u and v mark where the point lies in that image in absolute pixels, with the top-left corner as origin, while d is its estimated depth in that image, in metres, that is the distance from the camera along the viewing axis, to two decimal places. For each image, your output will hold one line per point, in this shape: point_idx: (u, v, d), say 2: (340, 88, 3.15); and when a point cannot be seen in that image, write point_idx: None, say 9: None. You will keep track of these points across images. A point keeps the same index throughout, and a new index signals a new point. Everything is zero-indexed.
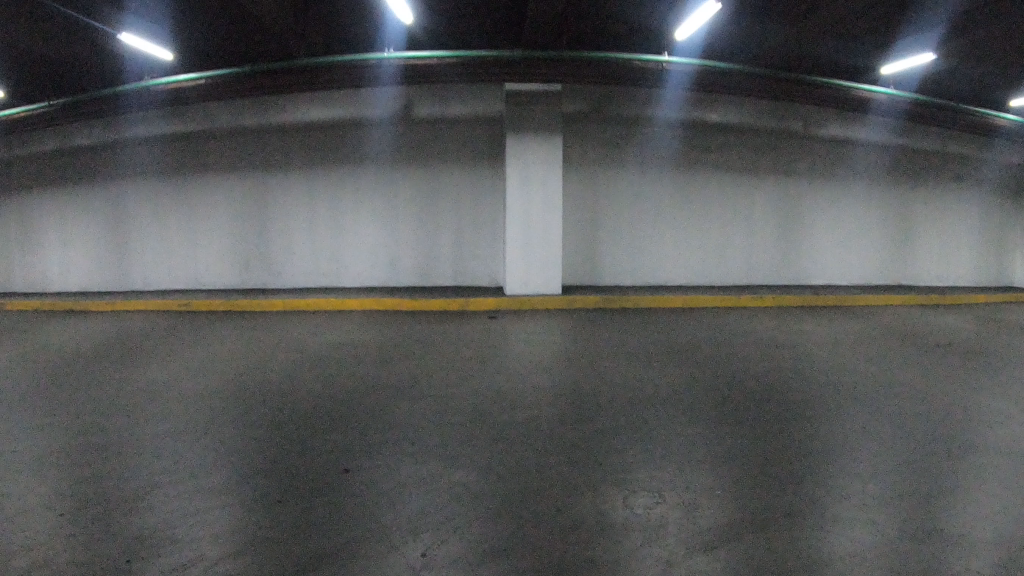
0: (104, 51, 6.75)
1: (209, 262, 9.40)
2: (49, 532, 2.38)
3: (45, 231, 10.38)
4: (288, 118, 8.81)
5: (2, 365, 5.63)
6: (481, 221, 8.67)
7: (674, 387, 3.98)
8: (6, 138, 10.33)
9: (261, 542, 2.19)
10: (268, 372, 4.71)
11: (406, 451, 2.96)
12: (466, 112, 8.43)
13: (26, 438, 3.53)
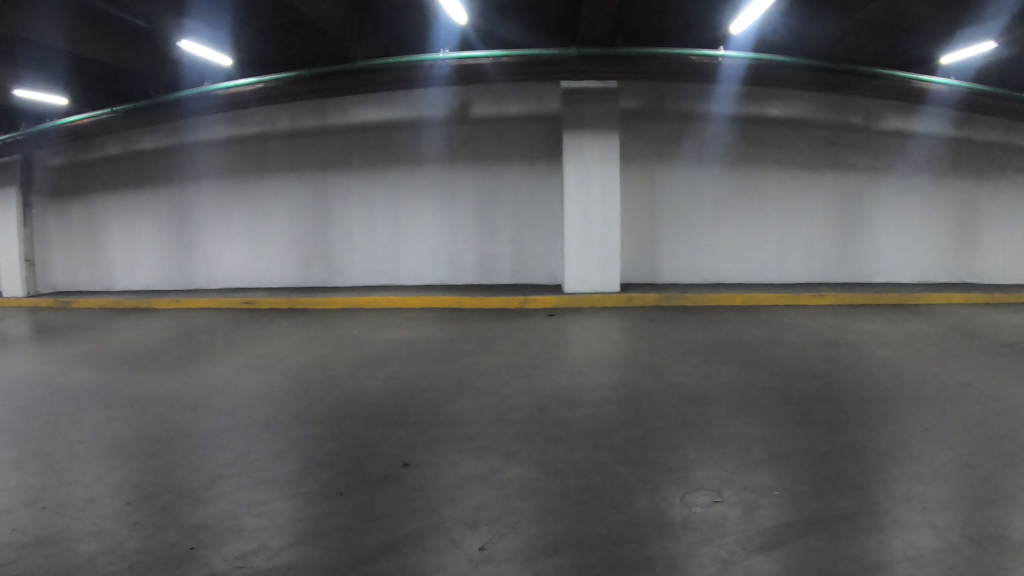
0: (165, 57, 6.97)
1: (272, 261, 9.63)
2: (118, 519, 2.48)
3: (111, 232, 10.78)
4: (345, 119, 8.96)
5: (76, 360, 5.89)
6: (539, 219, 8.64)
7: (737, 386, 3.92)
8: (74, 143, 10.76)
9: (323, 533, 2.24)
10: (330, 369, 4.80)
11: (465, 446, 2.99)
12: (521, 112, 8.43)
13: (100, 429, 3.69)
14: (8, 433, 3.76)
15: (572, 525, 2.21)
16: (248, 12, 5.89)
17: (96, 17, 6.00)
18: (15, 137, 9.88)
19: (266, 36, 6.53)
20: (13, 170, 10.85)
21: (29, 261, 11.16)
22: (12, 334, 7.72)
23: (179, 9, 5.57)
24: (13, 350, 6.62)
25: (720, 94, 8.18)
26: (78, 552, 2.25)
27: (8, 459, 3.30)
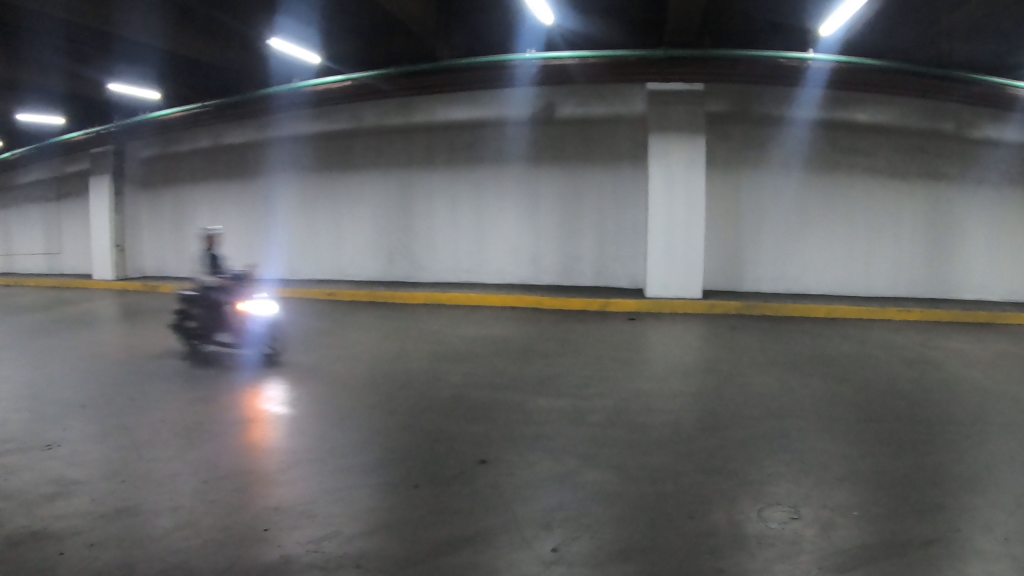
0: (254, 53, 7.21)
1: (356, 254, 9.85)
2: (195, 496, 2.58)
3: (199, 221, 11.23)
4: (428, 118, 9.10)
5: (163, 341, 6.14)
6: (623, 221, 8.49)
7: (830, 402, 3.77)
8: (166, 136, 11.28)
9: (397, 523, 2.27)
10: (410, 363, 4.86)
11: (540, 447, 2.99)
12: (606, 113, 8.36)
13: (185, 409, 3.83)
14: (102, 408, 3.97)
15: (645, 531, 2.18)
16: (333, 9, 6.03)
17: (188, 15, 6.26)
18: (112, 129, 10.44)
19: (350, 35, 6.68)
20: (107, 159, 11.57)
21: (118, 247, 11.85)
22: (106, 315, 8.16)
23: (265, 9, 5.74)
24: (108, 330, 6.99)
25: (806, 98, 7.98)
26: (154, 526, 2.35)
27: (100, 433, 3.47)
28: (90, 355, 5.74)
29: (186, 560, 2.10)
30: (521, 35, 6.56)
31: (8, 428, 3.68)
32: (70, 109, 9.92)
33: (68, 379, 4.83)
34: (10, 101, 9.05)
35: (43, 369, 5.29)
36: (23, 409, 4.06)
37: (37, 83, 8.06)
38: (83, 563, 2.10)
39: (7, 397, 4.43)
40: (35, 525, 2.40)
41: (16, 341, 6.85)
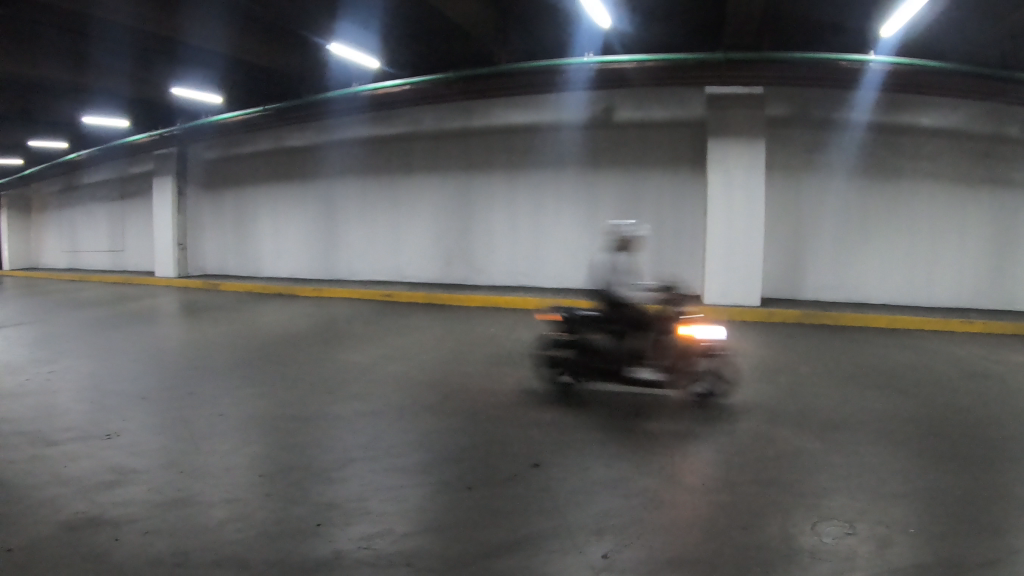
0: (313, 57, 7.36)
1: (414, 257, 10.06)
2: (250, 489, 2.65)
3: (259, 222, 11.62)
4: (485, 122, 9.19)
5: (223, 338, 6.32)
6: (681, 228, 8.30)
7: (900, 418, 3.65)
8: (228, 138, 11.68)
9: (449, 524, 2.29)
10: (469, 366, 4.89)
11: (596, 452, 2.98)
12: (664, 117, 8.18)
13: (243, 404, 3.93)
14: (162, 400, 4.10)
15: (697, 541, 2.16)
16: (389, 13, 6.12)
17: (247, 20, 6.43)
18: (175, 132, 10.77)
19: (406, 40, 6.77)
20: (170, 161, 12.18)
21: (180, 247, 12.50)
22: (167, 311, 8.44)
23: (321, 15, 5.86)
24: (169, 325, 7.23)
25: (861, 102, 7.82)
26: (209, 516, 2.42)
27: (160, 425, 3.59)
28: (152, 349, 5.93)
29: (238, 551, 2.15)
30: (579, 39, 6.55)
31: (75, 417, 3.83)
32: (135, 113, 10.28)
33: (132, 372, 5.00)
34: (80, 104, 9.42)
35: (110, 361, 5.49)
36: (88, 400, 4.23)
37: (105, 87, 8.36)
38: (141, 550, 2.18)
39: (75, 388, 4.61)
40: (93, 511, 2.50)
41: (83, 334, 7.13)
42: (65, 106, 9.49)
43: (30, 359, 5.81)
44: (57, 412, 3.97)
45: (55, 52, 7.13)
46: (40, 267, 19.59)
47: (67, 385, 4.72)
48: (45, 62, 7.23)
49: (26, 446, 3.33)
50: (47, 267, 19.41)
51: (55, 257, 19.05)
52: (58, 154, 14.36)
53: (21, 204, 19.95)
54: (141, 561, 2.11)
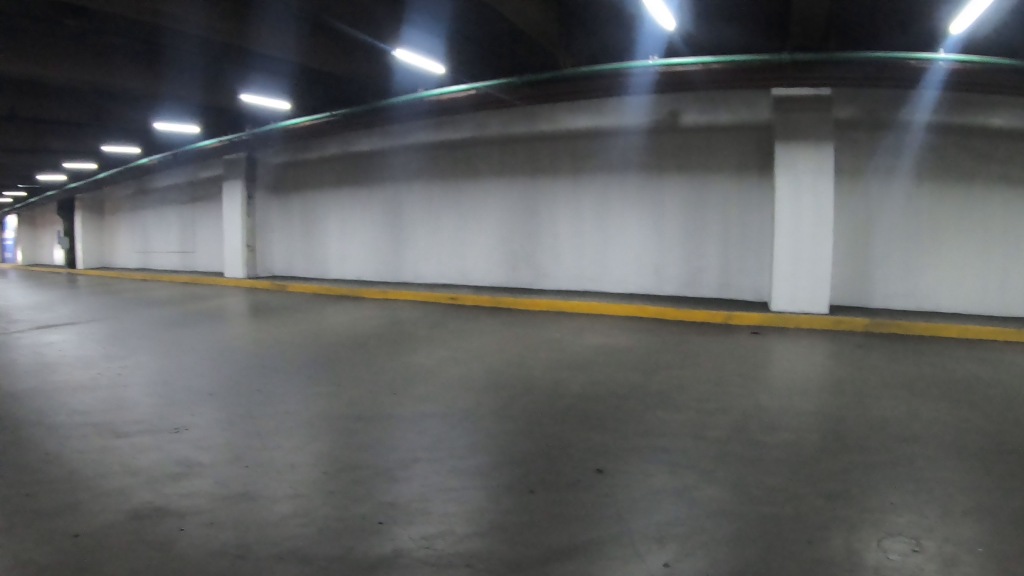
0: (377, 63, 7.49)
1: (478, 260, 10.28)
2: (314, 486, 2.72)
3: (328, 224, 12.15)
4: (548, 126, 9.27)
5: (289, 337, 6.50)
6: (748, 234, 8.09)
7: (981, 434, 3.49)
8: (299, 144, 12.22)
9: (509, 526, 2.31)
10: (534, 369, 4.91)
11: (658, 459, 2.96)
12: (731, 121, 8.00)
13: (310, 402, 4.04)
14: (229, 397, 4.24)
15: (761, 554, 2.13)
16: (451, 18, 6.19)
17: (312, 27, 6.60)
18: (243, 137, 11.06)
19: (468, 44, 6.83)
20: (240, 166, 12.71)
21: (250, 248, 13.07)
22: (235, 311, 8.71)
23: (384, 22, 5.97)
24: (236, 325, 7.46)
25: (923, 103, 7.52)
26: (274, 511, 2.49)
27: (226, 421, 3.71)
28: (219, 347, 6.13)
29: (300, 545, 2.21)
30: (642, 42, 6.51)
31: (146, 411, 3.99)
32: (205, 119, 10.64)
33: (203, 368, 5.18)
34: (154, 111, 9.80)
35: (182, 357, 5.69)
36: (158, 395, 4.39)
37: (178, 94, 8.66)
38: (206, 541, 2.26)
39: (149, 383, 4.79)
40: (160, 502, 2.60)
41: (154, 331, 7.41)
42: (140, 113, 9.89)
43: (104, 355, 6.08)
44: (129, 405, 4.15)
45: (130, 60, 7.45)
46: (114, 268, 20.45)
47: (138, 380, 4.92)
48: (122, 70, 7.55)
49: (99, 437, 3.48)
50: (120, 267, 20.26)
51: (127, 258, 19.85)
52: (132, 159, 14.94)
53: (96, 207, 20.85)
54: (206, 551, 2.18)
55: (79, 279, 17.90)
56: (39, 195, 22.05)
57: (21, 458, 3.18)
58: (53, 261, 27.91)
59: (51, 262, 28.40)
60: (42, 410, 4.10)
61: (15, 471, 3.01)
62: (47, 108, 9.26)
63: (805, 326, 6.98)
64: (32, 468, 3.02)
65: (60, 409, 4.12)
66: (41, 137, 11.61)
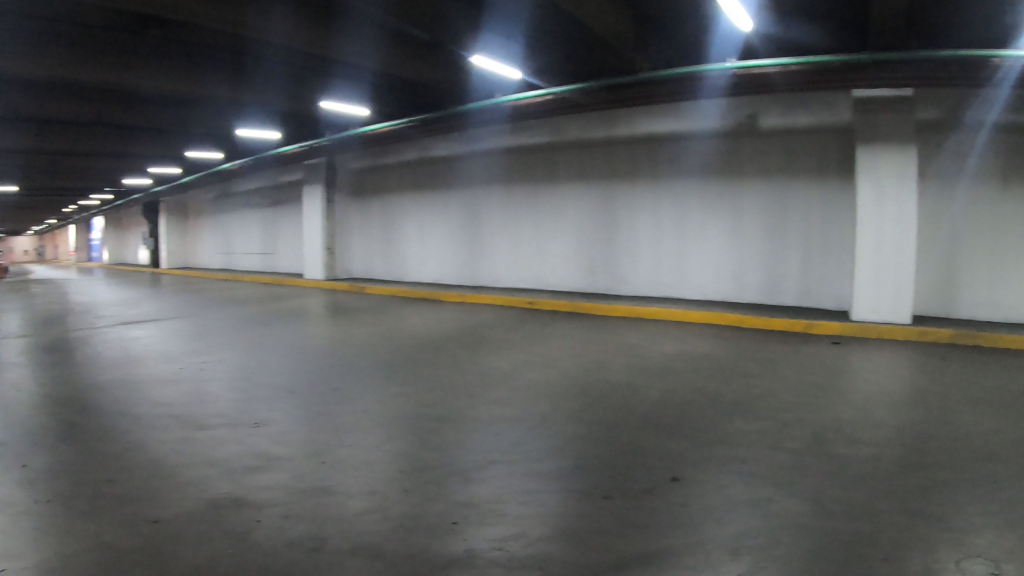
0: (452, 68, 7.62)
1: (556, 265, 10.34)
2: (388, 484, 2.80)
3: (408, 228, 12.51)
4: (624, 130, 9.25)
5: (367, 337, 6.68)
6: (829, 240, 7.85)
7: None
8: (381, 148, 12.62)
9: (580, 532, 2.33)
10: (607, 375, 4.91)
11: (734, 470, 2.93)
12: (811, 123, 7.80)
13: (388, 401, 4.16)
14: (309, 394, 4.40)
15: (835, 570, 2.09)
16: (523, 24, 6.24)
17: (389, 34, 6.76)
18: (324, 143, 11.42)
19: (542, 50, 6.87)
20: (321, 170, 13.18)
21: (330, 250, 13.53)
22: (313, 311, 8.99)
23: (458, 29, 6.08)
24: (311, 325, 7.70)
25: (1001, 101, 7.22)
26: (349, 506, 2.58)
27: (304, 417, 3.85)
28: (296, 346, 6.35)
29: (373, 540, 2.29)
30: (717, 44, 6.42)
31: (226, 405, 4.17)
32: (287, 125, 11.02)
33: (284, 365, 5.39)
34: (236, 117, 10.21)
35: (265, 355, 5.92)
36: (241, 390, 4.58)
37: (262, 102, 9.00)
38: (281, 533, 2.36)
39: (232, 378, 5.00)
40: (238, 493, 2.73)
41: (234, 329, 7.72)
42: (226, 119, 10.31)
43: (188, 350, 6.38)
44: (210, 399, 4.35)
45: (212, 69, 7.78)
46: (196, 268, 21.34)
47: (218, 375, 5.15)
48: (206, 78, 7.90)
49: (182, 429, 3.66)
50: (202, 268, 21.15)
51: (209, 258, 20.70)
52: (214, 164, 15.55)
53: (180, 209, 21.80)
54: (281, 543, 2.28)
55: (166, 277, 18.75)
56: (127, 199, 23.18)
57: (109, 447, 3.38)
58: (138, 262, 29.27)
59: (136, 262, 29.78)
60: (132, 402, 4.34)
61: (106, 458, 3.20)
62: (138, 114, 9.76)
63: (895, 337, 6.74)
64: (126, 456, 3.21)
65: (147, 401, 4.35)
66: (132, 142, 12.23)
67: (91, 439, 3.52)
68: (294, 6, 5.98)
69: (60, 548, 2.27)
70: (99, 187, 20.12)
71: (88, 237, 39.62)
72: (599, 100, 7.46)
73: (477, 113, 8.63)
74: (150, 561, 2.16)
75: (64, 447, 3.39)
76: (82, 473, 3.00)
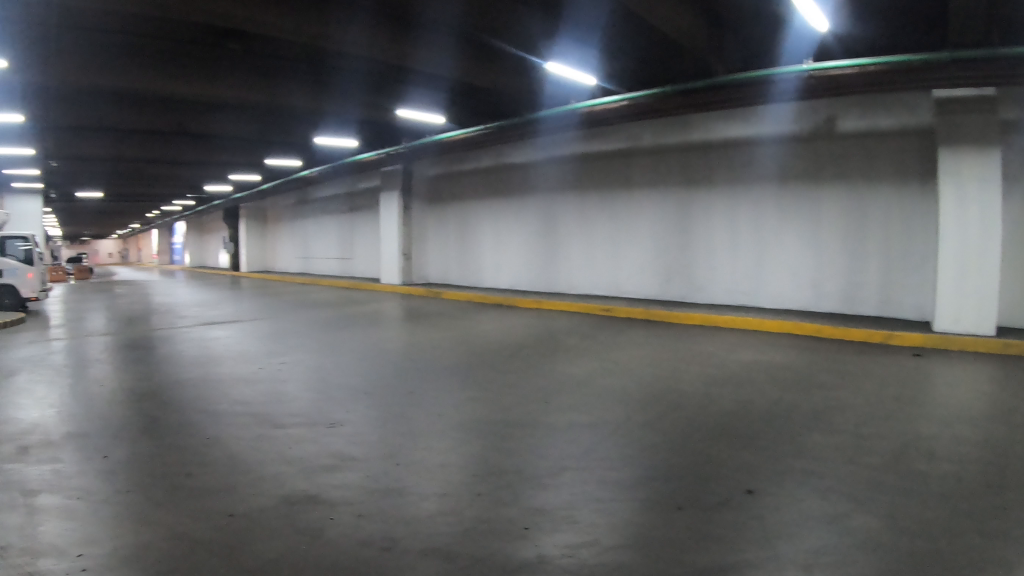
0: (522, 74, 7.69)
1: (631, 272, 10.29)
2: (461, 487, 2.87)
3: (484, 235, 12.70)
4: (700, 135, 9.17)
5: (441, 342, 6.82)
6: (911, 247, 7.57)
7: None
8: (458, 156, 12.85)
9: (651, 542, 2.35)
10: (678, 384, 4.89)
11: (810, 483, 2.89)
12: (891, 126, 7.55)
13: (462, 405, 4.25)
14: (383, 396, 4.53)
15: None
16: (594, 32, 6.26)
17: (458, 42, 6.88)
18: (400, 150, 11.68)
19: (614, 57, 6.86)
20: (399, 177, 13.53)
21: (406, 256, 13.85)
22: (388, 315, 9.21)
23: (527, 36, 6.15)
24: (385, 329, 7.88)
25: None
26: (422, 507, 2.66)
27: (378, 419, 3.97)
28: (371, 349, 6.52)
29: (445, 542, 2.36)
30: (791, 43, 6.30)
31: (303, 405, 4.33)
32: (363, 134, 11.31)
33: (359, 368, 5.56)
34: (311, 125, 10.54)
35: (341, 357, 6.10)
36: (318, 391, 4.74)
37: (338, 111, 9.28)
38: (353, 531, 2.45)
39: (309, 379, 5.18)
40: (313, 490, 2.85)
41: (311, 332, 7.96)
42: (304, 127, 10.65)
43: (267, 351, 6.63)
44: (288, 399, 4.52)
45: (287, 79, 8.07)
46: (274, 272, 22.05)
47: (296, 375, 5.33)
48: (282, 88, 8.20)
49: (262, 426, 3.83)
50: (280, 271, 21.86)
51: (288, 262, 21.39)
52: (293, 170, 16.07)
53: (259, 215, 22.58)
54: (353, 541, 2.37)
55: (247, 280, 19.47)
56: (209, 204, 24.13)
57: (190, 441, 3.56)
58: (218, 265, 30.44)
59: (216, 265, 30.89)
60: (215, 399, 4.55)
61: (188, 452, 3.37)
62: (218, 123, 10.19)
63: (967, 349, 6.48)
64: (210, 451, 3.38)
65: (229, 399, 4.55)
66: (215, 149, 12.76)
67: (176, 434, 3.71)
68: (367, 18, 6.16)
69: (142, 535, 2.42)
70: (183, 194, 21.02)
71: (171, 241, 41.44)
72: (671, 105, 7.40)
73: (549, 120, 8.69)
74: (227, 551, 2.29)
75: (148, 440, 3.59)
76: (164, 465, 3.18)
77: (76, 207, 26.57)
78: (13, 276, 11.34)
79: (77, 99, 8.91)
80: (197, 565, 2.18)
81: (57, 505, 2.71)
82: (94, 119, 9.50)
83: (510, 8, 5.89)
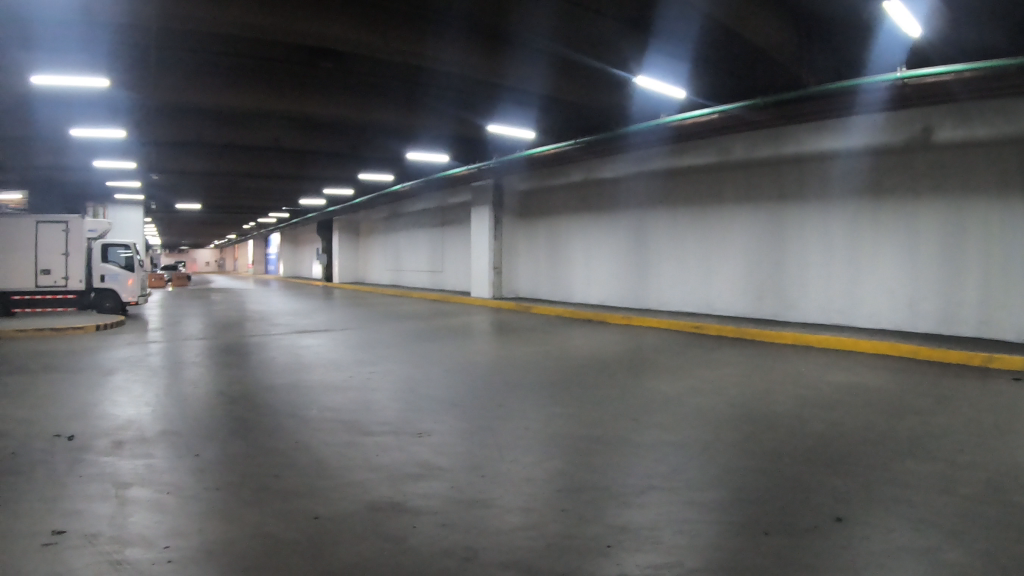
0: (607, 88, 7.72)
1: (721, 288, 10.12)
2: (545, 502, 2.91)
3: (574, 249, 12.77)
4: (792, 147, 8.96)
5: (530, 356, 6.89)
6: (1016, 264, 7.15)
7: None
8: (550, 171, 13.00)
9: (733, 567, 2.32)
10: (770, 405, 4.78)
11: (902, 513, 2.79)
12: (997, 135, 7.17)
13: (548, 421, 4.30)
14: (471, 408, 4.63)
15: None
16: (679, 46, 6.23)
17: (541, 58, 6.98)
18: (488, 165, 11.88)
19: (700, 71, 6.80)
20: (490, 192, 13.79)
21: (496, 270, 14.07)
22: (476, 328, 9.37)
23: (610, 52, 6.18)
24: (473, 342, 8.02)
25: None
26: (505, 521, 2.72)
27: (465, 430, 4.07)
28: (459, 362, 6.66)
29: (523, 556, 2.41)
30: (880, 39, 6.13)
31: (391, 415, 4.47)
32: (452, 148, 11.58)
33: (448, 379, 5.68)
34: (399, 141, 10.86)
35: (429, 368, 6.26)
36: (407, 401, 4.89)
37: (427, 127, 9.55)
38: (434, 541, 2.53)
39: (398, 389, 5.34)
40: (398, 498, 2.95)
41: (400, 342, 8.18)
42: (393, 143, 11.00)
43: (358, 360, 6.86)
44: (377, 408, 4.68)
45: (376, 98, 8.36)
46: (365, 283, 22.71)
47: (386, 385, 5.51)
48: (370, 106, 8.49)
49: (351, 433, 3.99)
50: (371, 283, 22.51)
51: (379, 275, 22.01)
52: (386, 185, 16.55)
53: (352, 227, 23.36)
54: (436, 550, 2.45)
55: (339, 291, 20.12)
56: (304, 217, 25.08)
57: (280, 445, 3.74)
58: (313, 276, 31.60)
59: (311, 276, 31.99)
60: (308, 405, 4.76)
61: (277, 455, 3.55)
62: (312, 139, 10.62)
63: None
64: (300, 455, 3.55)
65: (320, 405, 4.75)
66: (310, 165, 13.31)
67: (266, 437, 3.90)
68: (451, 37, 6.33)
69: (229, 532, 2.57)
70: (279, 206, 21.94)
71: (268, 253, 43.27)
72: (760, 117, 7.27)
73: (637, 134, 8.68)
74: (311, 552, 2.41)
75: (240, 441, 3.80)
76: (253, 466, 3.36)
77: (179, 217, 28.09)
78: (116, 281, 12.14)
79: (179, 117, 9.48)
80: (285, 564, 2.31)
81: (149, 498, 2.92)
82: (194, 135, 10.08)
83: (593, 24, 5.94)
